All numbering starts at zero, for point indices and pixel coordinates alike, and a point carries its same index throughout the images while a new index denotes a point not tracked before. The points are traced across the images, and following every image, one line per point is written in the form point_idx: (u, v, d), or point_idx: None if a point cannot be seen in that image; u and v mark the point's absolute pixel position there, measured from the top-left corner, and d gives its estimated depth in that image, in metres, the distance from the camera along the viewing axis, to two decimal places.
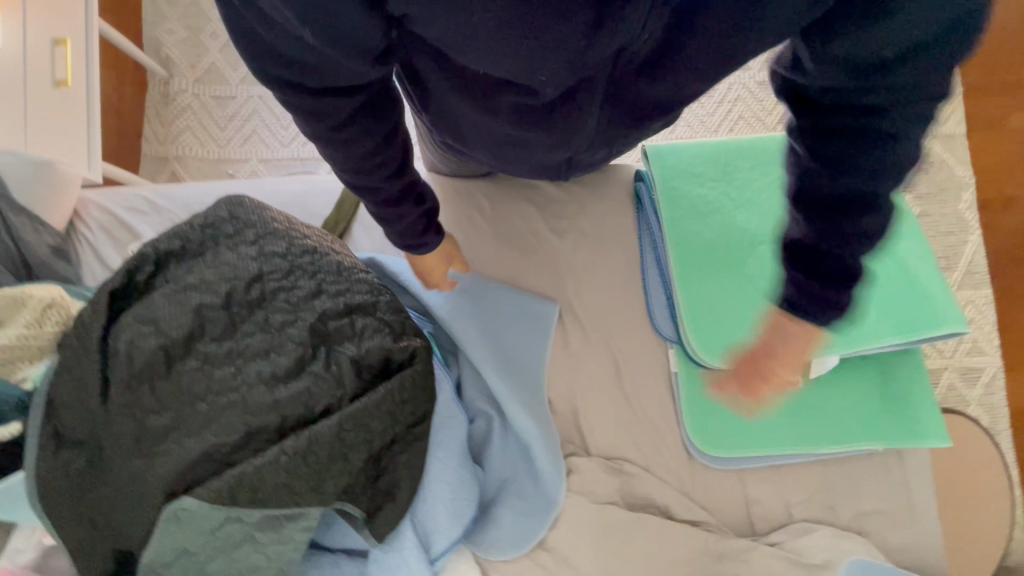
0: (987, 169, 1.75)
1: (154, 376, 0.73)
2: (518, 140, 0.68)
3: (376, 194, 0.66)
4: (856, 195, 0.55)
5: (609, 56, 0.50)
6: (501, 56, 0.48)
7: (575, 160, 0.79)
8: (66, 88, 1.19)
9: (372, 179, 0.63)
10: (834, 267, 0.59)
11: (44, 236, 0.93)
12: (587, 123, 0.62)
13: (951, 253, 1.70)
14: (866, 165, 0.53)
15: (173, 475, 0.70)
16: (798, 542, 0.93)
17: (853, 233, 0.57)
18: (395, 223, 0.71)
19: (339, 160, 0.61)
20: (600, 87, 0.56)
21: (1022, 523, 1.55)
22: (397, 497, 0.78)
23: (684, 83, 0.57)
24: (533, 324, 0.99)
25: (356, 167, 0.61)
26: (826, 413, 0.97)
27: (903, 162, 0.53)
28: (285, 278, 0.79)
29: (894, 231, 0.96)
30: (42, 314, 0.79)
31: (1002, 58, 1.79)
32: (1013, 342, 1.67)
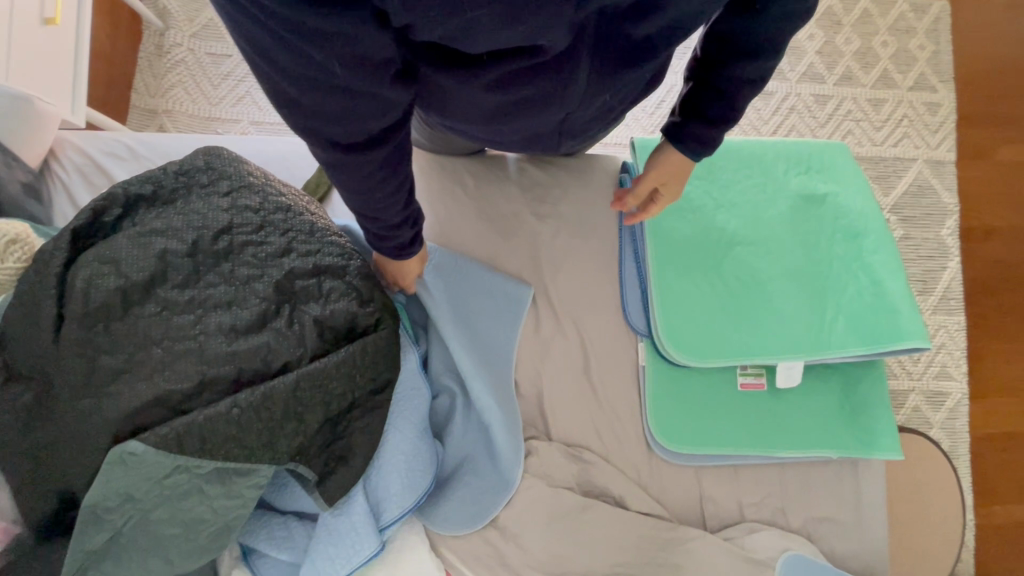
0: (971, 198, 1.78)
1: (111, 317, 0.72)
2: (507, 106, 0.67)
3: (385, 222, 0.66)
4: (755, 48, 0.62)
5: (597, 5, 0.50)
6: (486, 40, 0.47)
7: (566, 124, 0.78)
8: (55, 27, 1.17)
9: (382, 210, 0.63)
10: (720, 112, 0.69)
11: (16, 171, 0.91)
12: (577, 75, 0.62)
13: (929, 277, 1.73)
14: (769, 22, 0.59)
15: (123, 417, 0.69)
16: (748, 539, 0.95)
17: (740, 83, 0.66)
18: (397, 243, 0.71)
19: (354, 197, 0.60)
20: (590, 30, 0.55)
21: (971, 546, 1.59)
22: (351, 461, 0.78)
23: (679, 16, 0.58)
24: (506, 309, 0.98)
25: (368, 203, 0.61)
26: (786, 417, 0.98)
27: (797, 18, 0.59)
28: (256, 233, 0.79)
29: (862, 232, 0.99)
30: (5, 248, 0.77)
31: (996, 89, 1.82)
32: (979, 369, 1.70)
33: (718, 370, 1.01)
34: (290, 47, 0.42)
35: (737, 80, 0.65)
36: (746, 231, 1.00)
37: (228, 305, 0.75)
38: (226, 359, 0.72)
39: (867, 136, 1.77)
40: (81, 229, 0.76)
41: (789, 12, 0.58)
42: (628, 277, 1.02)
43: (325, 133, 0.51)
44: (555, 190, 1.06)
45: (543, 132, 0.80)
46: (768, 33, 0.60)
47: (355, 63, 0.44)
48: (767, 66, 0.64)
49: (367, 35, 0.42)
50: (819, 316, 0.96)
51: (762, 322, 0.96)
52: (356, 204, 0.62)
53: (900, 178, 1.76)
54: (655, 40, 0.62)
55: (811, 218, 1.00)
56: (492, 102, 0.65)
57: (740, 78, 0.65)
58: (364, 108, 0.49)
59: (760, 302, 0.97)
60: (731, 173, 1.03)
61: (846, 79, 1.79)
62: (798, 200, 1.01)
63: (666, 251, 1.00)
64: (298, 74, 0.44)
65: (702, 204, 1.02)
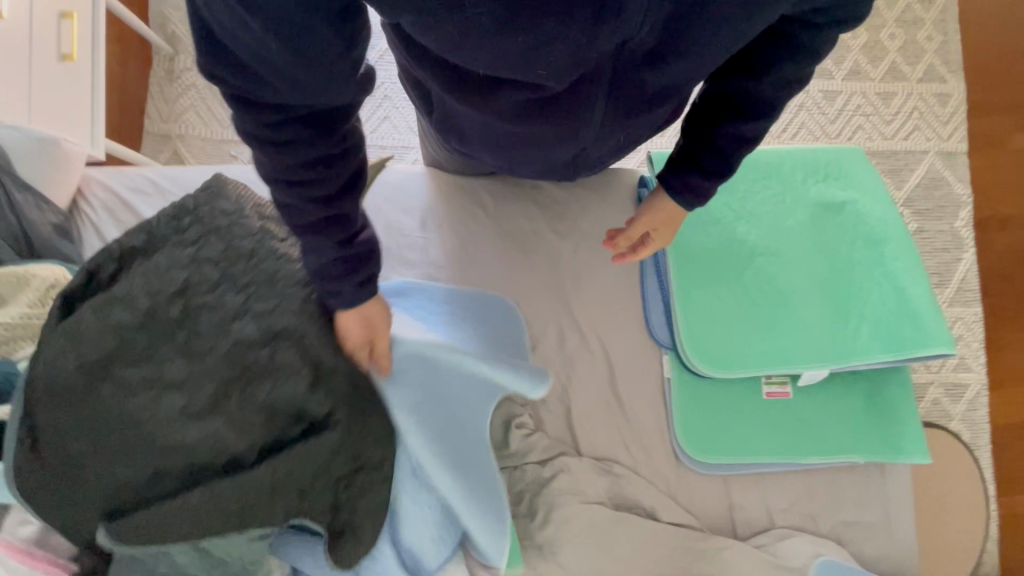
0: (984, 187, 1.77)
1: (66, 404, 0.67)
2: (526, 137, 0.69)
3: (318, 240, 0.55)
4: (759, 103, 0.63)
5: (614, 46, 0.51)
6: (487, 52, 0.48)
7: (581, 158, 0.80)
8: (72, 63, 1.19)
9: (316, 220, 0.53)
10: (720, 165, 0.68)
11: (47, 214, 0.93)
12: (593, 115, 0.63)
13: (944, 269, 1.73)
14: (776, 78, 0.61)
15: (102, 501, 0.67)
16: (778, 546, 0.96)
17: (742, 135, 0.66)
18: (329, 275, 0.59)
19: (283, 193, 0.51)
20: (604, 79, 0.57)
21: (995, 536, 1.59)
22: (350, 534, 0.75)
23: (689, 69, 0.59)
24: (490, 369, 0.86)
25: (298, 202, 0.52)
26: (811, 423, 0.99)
27: (802, 76, 0.61)
28: (219, 290, 0.74)
29: (880, 238, 0.99)
30: (45, 295, 0.80)
31: (1005, 77, 1.81)
32: (998, 360, 1.70)
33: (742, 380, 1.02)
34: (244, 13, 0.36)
35: (731, 138, 0.66)
36: (764, 241, 1.01)
37: (194, 378, 0.70)
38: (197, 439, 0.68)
39: (877, 130, 1.76)
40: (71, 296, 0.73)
41: (785, 75, 0.60)
42: (649, 286, 1.03)
43: (260, 103, 0.43)
44: (574, 207, 1.07)
45: (557, 163, 0.82)
46: (768, 94, 0.62)
47: (312, 50, 0.39)
48: (763, 126, 0.65)
49: (332, 25, 0.38)
50: (840, 324, 0.96)
51: (780, 328, 0.98)
52: (282, 199, 0.52)
53: (911, 172, 1.75)
54: (668, 90, 0.63)
55: (830, 226, 1.01)
56: (510, 129, 0.67)
57: (736, 135, 0.66)
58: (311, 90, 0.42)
59: (777, 310, 0.98)
60: (749, 182, 1.04)
61: (855, 73, 1.78)
62: (817, 208, 1.01)
63: (685, 259, 1.01)
64: (240, 37, 0.38)
65: (722, 214, 1.03)
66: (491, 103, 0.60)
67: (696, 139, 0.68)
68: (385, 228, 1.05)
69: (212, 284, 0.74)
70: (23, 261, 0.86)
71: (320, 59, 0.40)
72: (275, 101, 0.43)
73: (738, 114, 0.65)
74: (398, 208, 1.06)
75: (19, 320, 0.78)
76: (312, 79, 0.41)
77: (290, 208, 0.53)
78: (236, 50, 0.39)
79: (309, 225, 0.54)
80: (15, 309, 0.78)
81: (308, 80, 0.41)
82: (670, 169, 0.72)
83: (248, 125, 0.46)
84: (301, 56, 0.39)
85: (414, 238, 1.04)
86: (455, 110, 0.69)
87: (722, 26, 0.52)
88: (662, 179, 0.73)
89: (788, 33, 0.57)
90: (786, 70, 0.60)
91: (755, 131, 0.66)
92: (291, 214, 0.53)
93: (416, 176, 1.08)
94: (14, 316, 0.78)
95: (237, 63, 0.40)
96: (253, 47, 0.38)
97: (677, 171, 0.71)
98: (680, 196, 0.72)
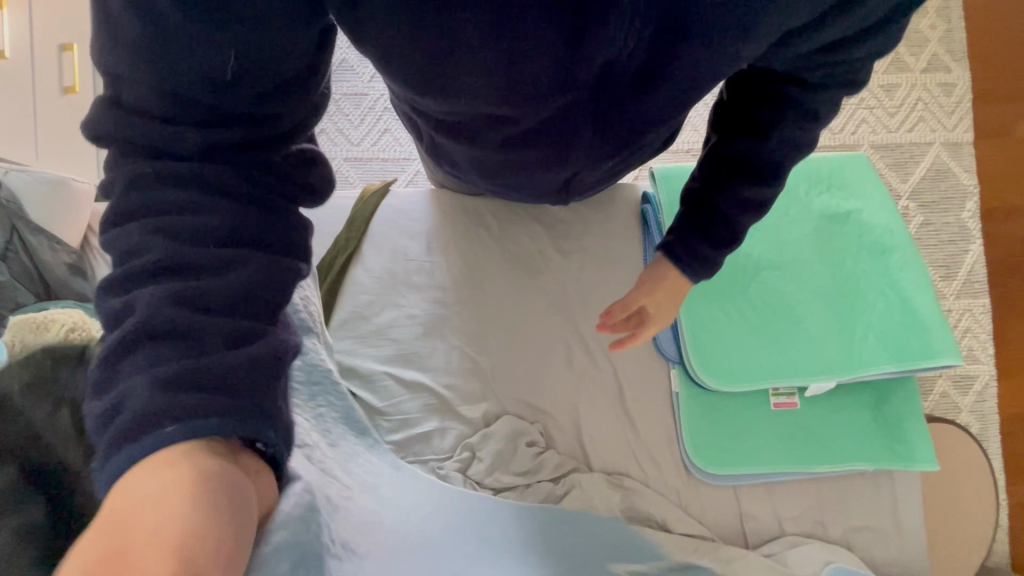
0: (991, 177, 1.75)
1: None
2: (518, 161, 0.68)
3: (169, 296, 0.33)
4: (768, 167, 0.64)
5: (597, 71, 0.49)
6: (474, 81, 0.48)
7: (576, 179, 0.78)
8: (74, 95, 1.16)
9: (180, 266, 0.34)
10: (727, 231, 0.68)
11: (60, 254, 0.94)
12: (581, 136, 0.61)
13: (952, 261, 1.72)
14: (782, 141, 0.62)
15: None
16: (789, 555, 0.97)
17: (749, 199, 0.65)
18: (162, 351, 0.33)
19: (133, 221, 0.35)
20: (588, 102, 0.55)
21: (1004, 525, 1.61)
22: None
23: (679, 100, 0.55)
24: None
25: (149, 229, 0.34)
26: (822, 434, 1.00)
27: (806, 142, 0.63)
28: None
29: (884, 249, 1.00)
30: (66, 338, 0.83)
31: (1009, 63, 1.78)
32: (1007, 351, 1.69)
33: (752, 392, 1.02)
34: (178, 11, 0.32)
35: (735, 205, 0.66)
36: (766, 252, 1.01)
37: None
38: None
39: (882, 122, 1.74)
40: None
41: (788, 137, 0.61)
42: None
43: (150, 108, 0.35)
44: (578, 225, 1.07)
45: (551, 185, 0.80)
46: (774, 159, 0.63)
47: (256, 63, 0.35)
48: (769, 192, 0.65)
49: (290, 42, 0.36)
50: (846, 335, 0.97)
51: (788, 342, 0.98)
52: (122, 240, 0.35)
53: (917, 164, 1.74)
54: (657, 121, 0.60)
55: (834, 236, 1.01)
56: (502, 156, 0.66)
57: (741, 198, 0.65)
58: (235, 108, 0.37)
59: (781, 324, 0.99)
60: None
61: None
62: (821, 219, 1.02)
63: None
64: (155, 27, 0.33)
65: None
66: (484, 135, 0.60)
67: (701, 208, 0.68)
68: (392, 253, 1.06)
69: None
70: (40, 305, 0.88)
71: (265, 78, 0.37)
72: (172, 107, 0.35)
73: (743, 178, 0.65)
74: (404, 233, 1.07)
75: None
76: (234, 93, 0.36)
77: (137, 244, 0.34)
78: (140, 44, 0.33)
79: (163, 270, 0.34)
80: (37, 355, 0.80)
81: (235, 96, 0.36)
82: (672, 237, 0.71)
83: (125, 131, 0.35)
84: (239, 63, 0.35)
85: (421, 262, 1.05)
86: (446, 144, 0.70)
87: (712, 64, 0.49)
88: (667, 248, 0.72)
89: (793, 96, 0.59)
90: (792, 134, 0.61)
91: (763, 196, 0.66)
92: (125, 253, 0.35)
93: (417, 201, 1.10)
94: None
95: (139, 57, 0.33)
96: (171, 48, 0.33)
97: (686, 236, 0.70)
98: (689, 261, 0.71)
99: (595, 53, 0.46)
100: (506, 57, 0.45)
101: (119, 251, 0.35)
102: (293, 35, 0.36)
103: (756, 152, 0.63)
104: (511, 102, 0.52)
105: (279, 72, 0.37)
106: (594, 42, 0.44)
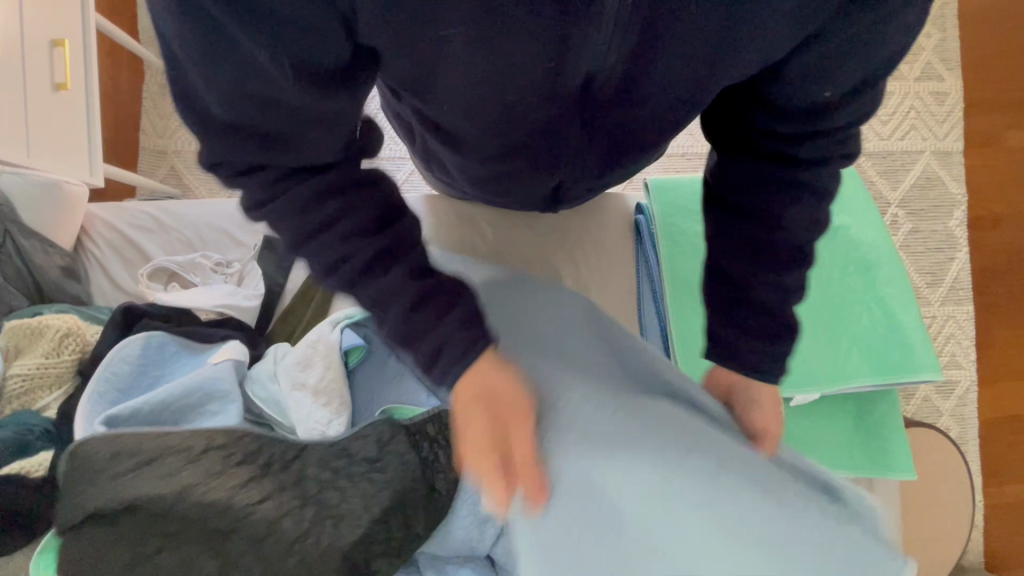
0: (979, 187, 1.78)
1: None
2: (506, 174, 0.66)
3: (389, 277, 0.47)
4: (789, 246, 0.58)
5: (581, 81, 0.48)
6: (455, 96, 0.47)
7: (566, 190, 0.76)
8: (66, 92, 1.14)
9: (374, 255, 0.46)
10: (772, 321, 0.60)
11: (54, 257, 0.97)
12: (569, 149, 0.59)
13: (938, 268, 1.75)
14: (794, 218, 0.57)
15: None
16: None
17: (781, 285, 0.59)
18: (407, 311, 0.47)
19: (314, 232, 0.45)
20: (574, 116, 0.53)
21: (979, 525, 1.66)
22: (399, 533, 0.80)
23: (665, 112, 0.54)
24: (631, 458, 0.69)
25: (332, 237, 0.45)
26: (805, 442, 1.03)
27: (820, 217, 0.58)
28: (150, 454, 0.76)
29: (870, 265, 1.02)
30: (60, 343, 0.87)
31: (1001, 74, 1.80)
32: (988, 356, 1.73)
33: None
34: (235, 34, 0.34)
35: (773, 300, 0.60)
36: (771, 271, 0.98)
37: (160, 482, 0.75)
38: (187, 548, 0.75)
39: (874, 130, 1.76)
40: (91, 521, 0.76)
41: (806, 216, 0.57)
42: (646, 311, 1.07)
43: (257, 153, 0.41)
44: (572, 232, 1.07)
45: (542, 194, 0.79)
46: (794, 235, 0.58)
47: (308, 69, 0.37)
48: (799, 273, 0.60)
49: (334, 51, 0.37)
50: (832, 349, 0.99)
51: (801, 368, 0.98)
52: (319, 259, 0.46)
53: (908, 172, 1.76)
54: (647, 135, 0.59)
55: (824, 251, 1.03)
56: (488, 168, 0.65)
57: (776, 287, 0.59)
58: (312, 118, 0.40)
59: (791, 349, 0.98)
60: None
61: None
62: None
63: (678, 285, 1.06)
64: (226, 66, 0.36)
65: None
66: (472, 150, 0.60)
67: (738, 307, 0.61)
68: None
69: (176, 448, 0.78)
70: (35, 307, 0.93)
71: (320, 83, 0.38)
72: (270, 138, 0.41)
73: (771, 265, 0.59)
74: None
75: (36, 370, 0.86)
76: (298, 100, 0.38)
77: (331, 252, 0.45)
78: (211, 65, 0.36)
79: (365, 270, 0.47)
80: (33, 359, 0.86)
81: (293, 101, 0.38)
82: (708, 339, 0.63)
83: (256, 180, 0.43)
84: (299, 72, 0.36)
85: None
86: (437, 149, 0.68)
87: (696, 71, 0.48)
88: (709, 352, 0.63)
89: (797, 173, 0.56)
90: (806, 209, 0.57)
91: (793, 281, 0.60)
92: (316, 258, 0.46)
93: (412, 207, 1.10)
94: (32, 366, 0.85)
95: (218, 82, 0.37)
96: (243, 69, 0.36)
97: (740, 342, 0.61)
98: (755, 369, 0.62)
99: (577, 65, 0.45)
100: (500, 77, 0.45)
101: (321, 260, 0.47)
102: (337, 45, 0.37)
103: (772, 239, 0.58)
104: (504, 117, 0.51)
105: (332, 77, 0.39)
106: (579, 50, 0.43)
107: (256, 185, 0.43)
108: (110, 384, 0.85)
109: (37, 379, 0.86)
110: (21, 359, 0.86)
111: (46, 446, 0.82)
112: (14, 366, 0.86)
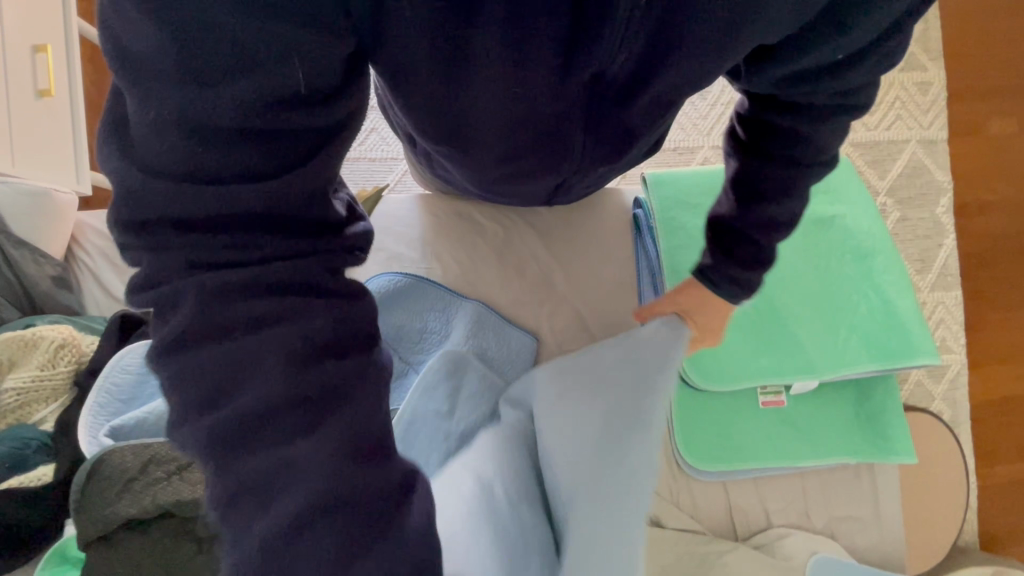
0: (966, 171, 1.63)
1: None
2: (511, 176, 0.67)
3: (355, 368, 0.35)
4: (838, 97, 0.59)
5: (587, 81, 0.49)
6: (465, 95, 0.48)
7: (565, 187, 0.77)
8: (50, 98, 1.10)
9: (315, 383, 0.33)
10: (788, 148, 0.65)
11: (45, 267, 0.97)
12: (572, 147, 0.61)
13: (926, 253, 1.59)
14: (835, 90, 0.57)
15: None
16: (776, 545, 1.01)
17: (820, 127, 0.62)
18: (336, 538, 0.31)
19: (229, 364, 0.32)
20: (579, 117, 0.55)
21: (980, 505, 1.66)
22: None
23: (664, 100, 0.54)
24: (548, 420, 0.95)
25: (293, 338, 0.33)
26: (810, 430, 1.03)
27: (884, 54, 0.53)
28: (180, 462, 0.74)
29: (866, 250, 1.05)
30: (55, 355, 0.86)
31: (983, 52, 1.66)
32: None
33: (756, 364, 1.00)
34: (134, 96, 0.30)
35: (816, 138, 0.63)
36: (777, 288, 1.02)
37: (193, 488, 0.72)
38: None
39: (914, 103, 1.61)
40: (108, 537, 0.72)
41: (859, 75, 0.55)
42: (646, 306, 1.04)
43: (187, 182, 0.31)
44: (571, 227, 1.06)
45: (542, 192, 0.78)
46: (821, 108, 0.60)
47: (247, 105, 0.30)
48: (842, 122, 0.62)
49: (271, 101, 0.30)
50: (835, 335, 1.01)
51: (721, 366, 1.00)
52: (198, 387, 0.32)
53: None
54: (650, 121, 0.58)
55: (822, 241, 1.05)
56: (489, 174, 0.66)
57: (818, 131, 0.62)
58: (252, 200, 0.32)
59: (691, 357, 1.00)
60: None
61: None
62: (808, 224, 1.06)
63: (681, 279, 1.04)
64: (156, 66, 0.29)
65: None
66: (477, 157, 0.61)
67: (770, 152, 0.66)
68: (386, 259, 1.03)
69: None
70: (28, 320, 0.92)
71: (281, 145, 0.32)
72: (214, 161, 0.31)
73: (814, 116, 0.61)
74: (399, 239, 1.04)
75: (30, 383, 0.85)
76: (252, 164, 0.32)
77: (230, 380, 0.32)
78: (157, 159, 0.31)
79: (285, 409, 0.32)
80: (27, 371, 0.85)
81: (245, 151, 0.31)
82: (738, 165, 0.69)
83: (167, 229, 0.32)
84: (197, 171, 0.31)
85: (416, 267, 1.02)
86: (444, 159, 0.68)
87: (698, 67, 0.48)
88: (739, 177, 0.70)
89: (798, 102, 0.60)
90: (833, 113, 0.60)
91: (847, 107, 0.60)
92: (188, 392, 0.32)
93: (408, 207, 1.07)
94: (27, 379, 0.84)
95: (150, 183, 0.31)
96: (140, 130, 0.31)
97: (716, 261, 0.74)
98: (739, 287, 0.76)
99: (588, 63, 0.46)
100: (505, 85, 0.47)
101: (280, 395, 0.32)
102: (250, 81, 0.29)
103: (808, 120, 0.61)
104: (515, 114, 0.52)
105: (292, 121, 0.32)
106: (584, 58, 0.45)
107: (187, 301, 0.32)
108: (111, 395, 0.83)
109: (31, 392, 0.86)
110: (14, 372, 0.85)
111: (46, 461, 0.82)
112: (8, 378, 0.85)
